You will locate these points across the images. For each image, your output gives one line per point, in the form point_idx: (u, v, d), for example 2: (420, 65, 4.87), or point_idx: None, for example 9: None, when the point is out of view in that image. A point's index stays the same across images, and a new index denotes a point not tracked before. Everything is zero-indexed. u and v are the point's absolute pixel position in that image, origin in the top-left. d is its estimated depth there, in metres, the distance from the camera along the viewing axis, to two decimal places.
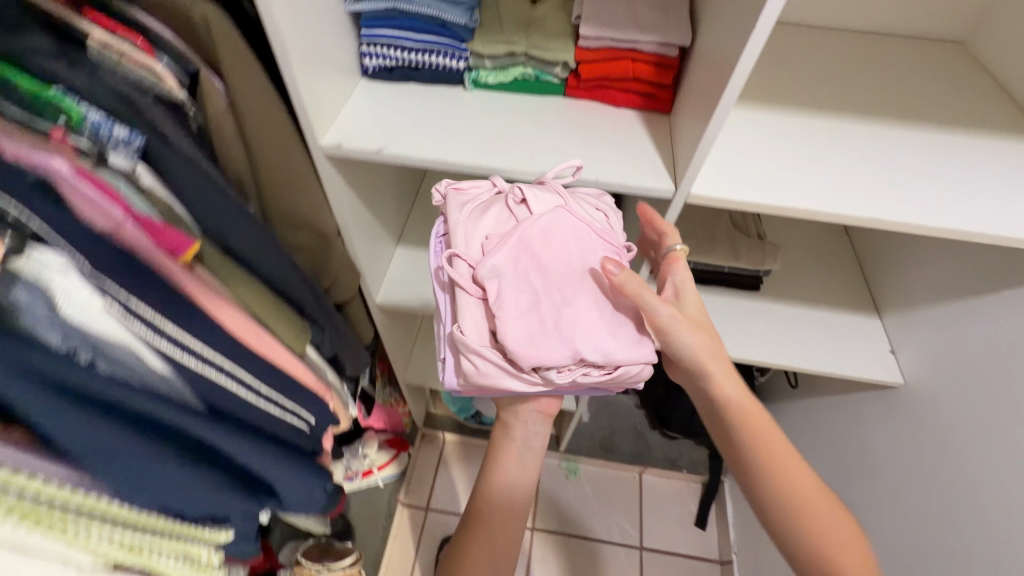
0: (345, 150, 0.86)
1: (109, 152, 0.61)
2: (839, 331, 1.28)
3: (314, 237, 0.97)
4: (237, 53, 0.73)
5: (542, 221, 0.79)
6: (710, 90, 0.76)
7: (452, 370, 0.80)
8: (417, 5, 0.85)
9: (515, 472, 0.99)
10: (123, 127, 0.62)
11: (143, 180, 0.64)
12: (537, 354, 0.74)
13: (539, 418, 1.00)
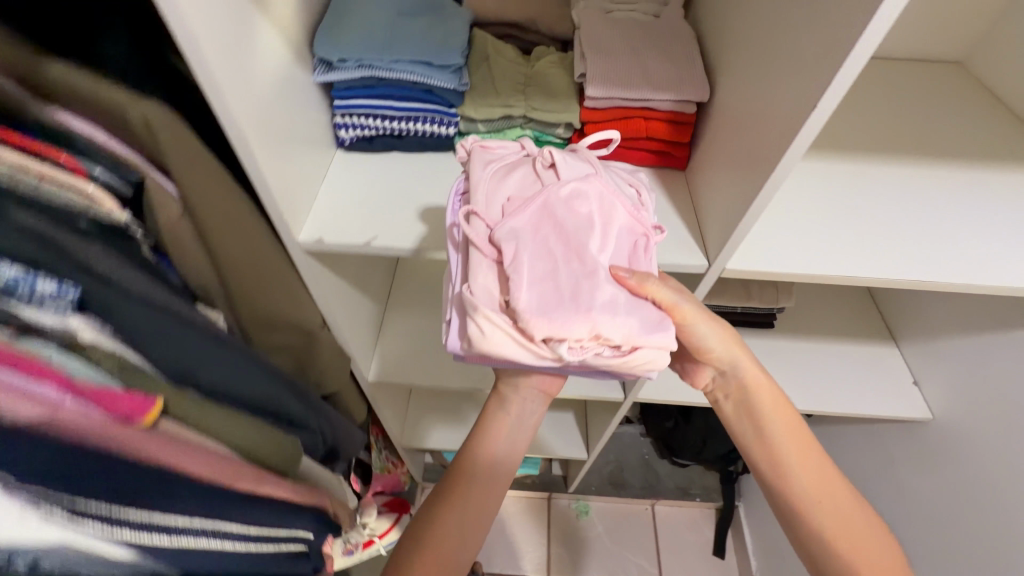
0: (328, 245, 0.75)
1: (34, 313, 0.47)
2: (858, 365, 1.23)
3: (297, 335, 0.84)
4: (188, 155, 0.61)
5: (571, 196, 0.69)
6: (741, 158, 0.68)
7: (454, 335, 0.67)
8: (397, 70, 0.73)
9: (504, 445, 0.85)
10: (54, 280, 0.47)
11: (83, 336, 0.50)
12: (553, 324, 0.61)
13: (536, 396, 0.88)
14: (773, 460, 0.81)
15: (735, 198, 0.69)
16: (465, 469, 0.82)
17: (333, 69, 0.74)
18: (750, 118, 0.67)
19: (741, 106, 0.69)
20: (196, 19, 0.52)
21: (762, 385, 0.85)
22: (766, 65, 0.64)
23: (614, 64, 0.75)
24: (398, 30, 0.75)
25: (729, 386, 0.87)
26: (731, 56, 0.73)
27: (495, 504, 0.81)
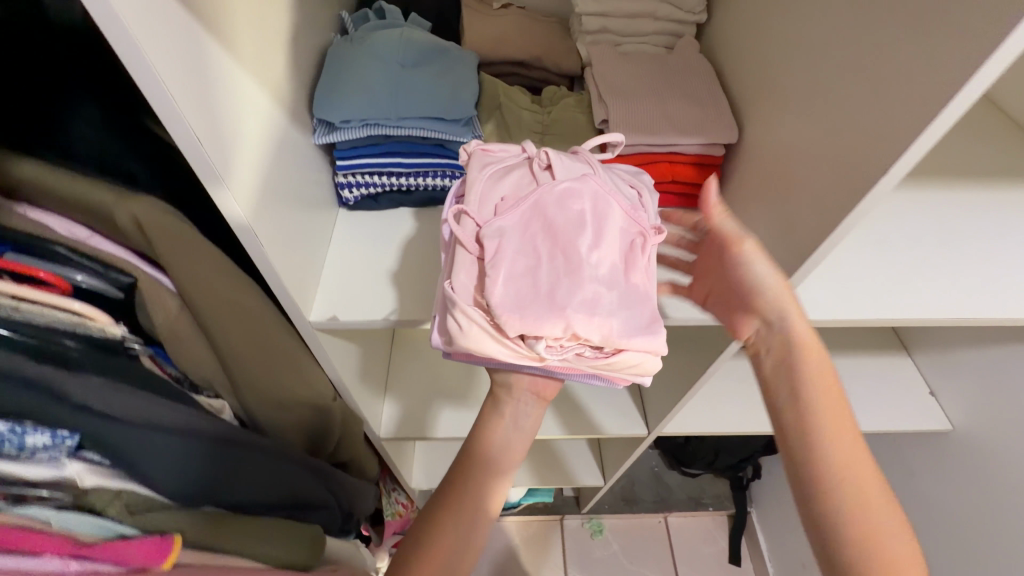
0: (343, 322, 0.67)
1: (26, 468, 0.42)
2: (872, 380, 1.23)
3: (312, 413, 0.76)
4: (174, 236, 0.53)
5: (566, 193, 0.62)
6: (792, 205, 0.63)
7: (437, 330, 0.62)
8: (406, 128, 0.69)
9: (497, 451, 0.80)
10: (48, 430, 0.43)
11: (84, 481, 0.46)
12: (527, 323, 0.56)
13: (530, 398, 0.83)
14: (802, 441, 0.59)
15: (789, 248, 0.64)
16: (462, 471, 0.77)
17: (336, 130, 0.69)
18: (800, 163, 0.62)
19: (785, 147, 0.65)
20: (198, 109, 0.45)
21: (813, 350, 0.62)
22: (814, 110, 0.60)
23: (635, 109, 0.72)
24: (405, 84, 0.69)
25: (772, 342, 0.64)
26: (767, 94, 0.69)
27: (483, 513, 0.74)
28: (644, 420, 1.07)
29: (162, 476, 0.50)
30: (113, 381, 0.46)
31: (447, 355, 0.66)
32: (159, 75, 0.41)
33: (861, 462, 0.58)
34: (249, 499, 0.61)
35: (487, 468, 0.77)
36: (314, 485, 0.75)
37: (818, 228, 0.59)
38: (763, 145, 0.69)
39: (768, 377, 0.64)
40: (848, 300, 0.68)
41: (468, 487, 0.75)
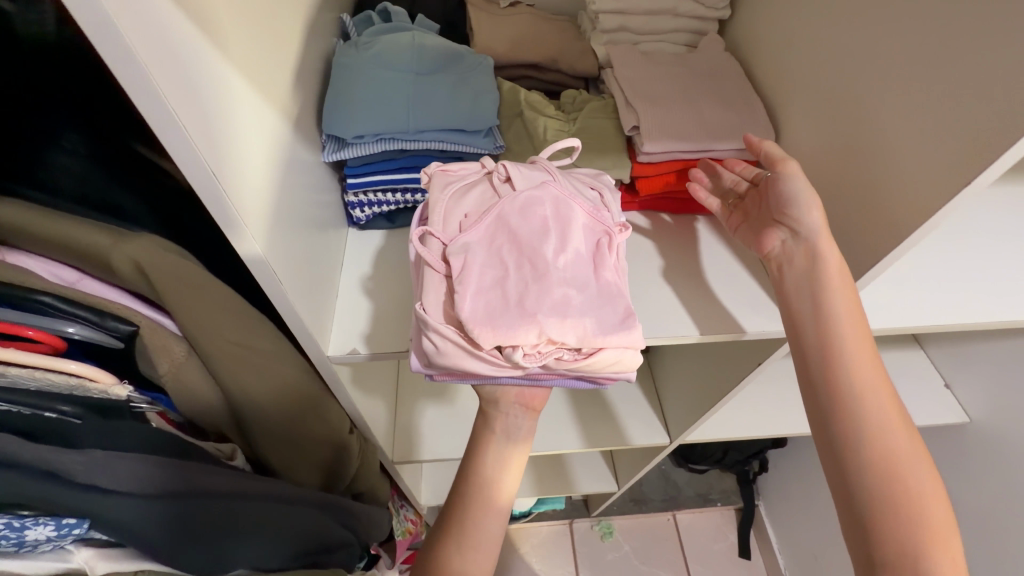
0: (365, 354, 0.62)
1: (42, 548, 0.40)
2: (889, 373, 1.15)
3: (331, 452, 0.68)
4: (165, 265, 0.47)
5: (528, 199, 0.58)
6: (850, 214, 0.61)
7: (413, 352, 0.57)
8: (424, 141, 0.64)
9: (492, 475, 0.66)
10: (50, 521, 0.40)
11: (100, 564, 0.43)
12: (500, 333, 0.52)
13: (521, 410, 0.68)
14: (827, 362, 0.57)
15: (852, 256, 0.62)
16: (456, 503, 0.65)
17: (347, 146, 0.63)
18: (862, 169, 0.60)
19: (839, 153, 0.62)
20: (211, 138, 0.40)
21: (839, 264, 0.59)
22: (873, 117, 0.58)
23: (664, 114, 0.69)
24: (420, 95, 0.65)
25: (797, 254, 0.60)
26: (812, 94, 0.66)
27: (486, 547, 0.62)
28: (665, 427, 1.01)
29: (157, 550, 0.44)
30: (126, 453, 0.43)
31: (430, 381, 0.60)
32: (169, 105, 0.36)
33: (879, 385, 0.56)
34: (253, 556, 0.51)
35: (484, 494, 0.64)
36: (335, 529, 0.66)
37: (882, 238, 0.58)
38: (812, 149, 0.67)
39: (789, 290, 0.61)
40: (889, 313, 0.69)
41: (466, 519, 0.63)
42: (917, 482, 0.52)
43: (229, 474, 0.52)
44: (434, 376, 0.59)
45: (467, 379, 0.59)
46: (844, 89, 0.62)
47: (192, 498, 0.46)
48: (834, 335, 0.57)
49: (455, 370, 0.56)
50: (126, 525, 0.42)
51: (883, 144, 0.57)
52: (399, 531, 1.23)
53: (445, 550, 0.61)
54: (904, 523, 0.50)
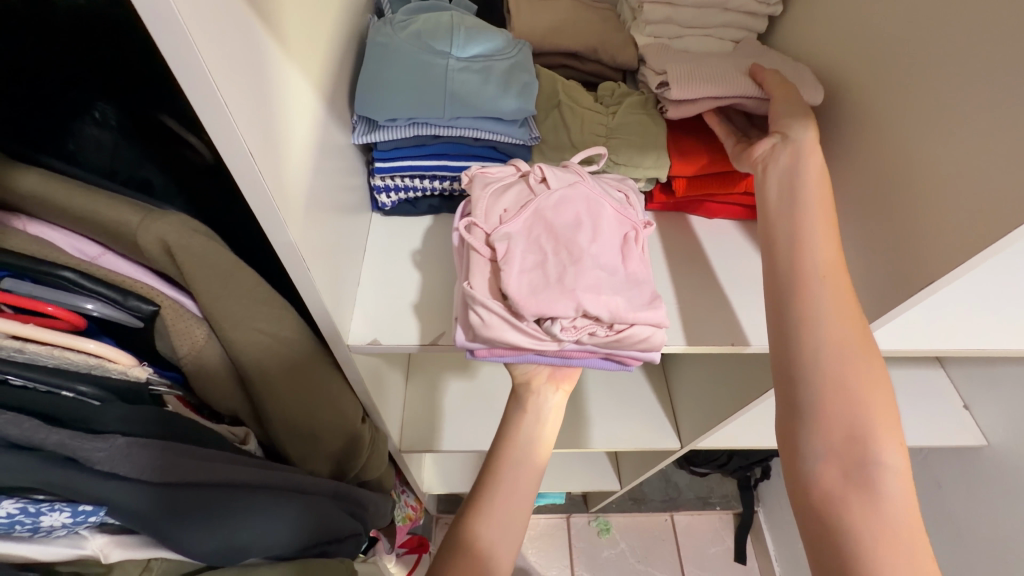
0: (386, 345, 0.60)
1: (58, 534, 0.40)
2: (906, 389, 1.09)
3: (342, 445, 0.66)
4: (191, 241, 0.46)
5: (565, 196, 0.57)
6: (896, 224, 0.58)
7: (459, 326, 0.55)
8: (458, 128, 0.62)
9: (518, 465, 0.65)
10: (67, 507, 0.39)
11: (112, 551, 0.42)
12: (542, 305, 0.51)
13: (551, 387, 0.70)
14: (801, 324, 0.53)
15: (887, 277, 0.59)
16: (484, 484, 0.64)
17: (378, 129, 0.61)
18: (911, 183, 0.56)
19: (887, 164, 0.59)
20: (249, 114, 0.38)
21: (823, 210, 0.56)
22: (925, 133, 0.55)
23: (698, 67, 0.66)
24: (456, 79, 0.62)
25: (784, 154, 0.58)
26: (861, 101, 0.63)
27: (513, 529, 0.61)
28: (677, 433, 0.99)
29: (158, 531, 0.42)
30: (145, 440, 0.43)
31: (472, 359, 0.58)
32: (213, 79, 0.33)
33: (854, 347, 0.52)
34: (270, 542, 0.49)
35: (513, 474, 0.64)
36: (344, 519, 0.63)
37: (930, 260, 0.54)
38: (857, 157, 0.63)
39: (772, 206, 0.58)
40: (943, 329, 0.68)
41: (493, 500, 0.62)
42: (880, 452, 0.50)
43: (242, 465, 0.51)
44: (476, 353, 0.57)
45: (507, 354, 0.57)
46: (899, 98, 0.58)
47: (185, 490, 0.44)
48: (806, 292, 0.54)
49: (499, 345, 0.54)
50: (138, 505, 0.41)
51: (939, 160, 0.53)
52: (400, 518, 1.20)
53: (473, 532, 0.59)
54: (866, 489, 0.49)
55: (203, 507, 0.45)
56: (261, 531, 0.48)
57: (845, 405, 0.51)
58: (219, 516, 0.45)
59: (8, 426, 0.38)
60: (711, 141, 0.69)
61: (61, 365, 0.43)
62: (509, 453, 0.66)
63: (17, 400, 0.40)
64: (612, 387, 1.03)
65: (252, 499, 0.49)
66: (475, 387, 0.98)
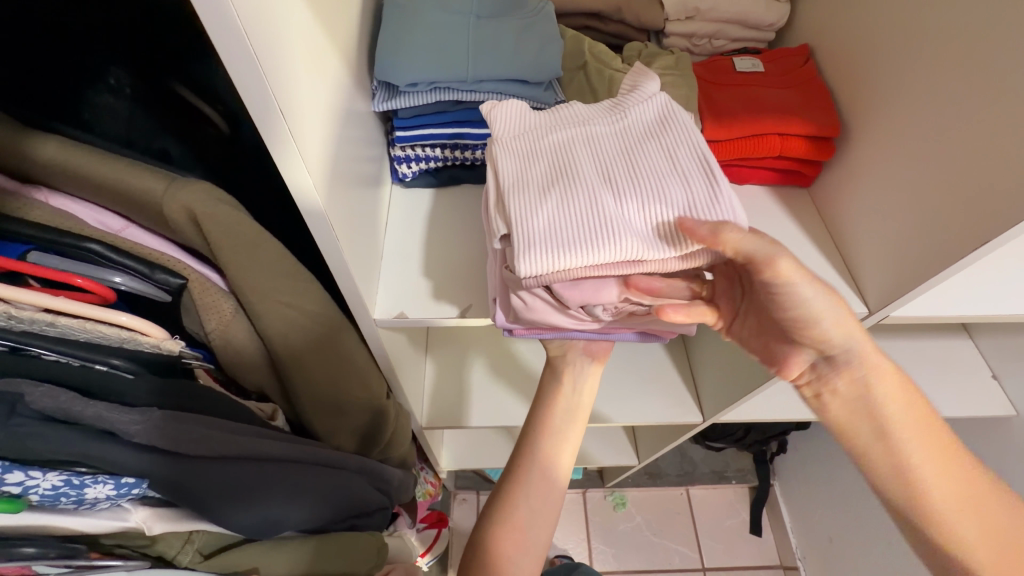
0: (412, 318, 0.59)
1: (103, 505, 0.40)
2: (933, 358, 1.05)
3: (368, 419, 0.66)
4: (213, 212, 0.44)
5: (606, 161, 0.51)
6: (946, 183, 0.54)
7: (499, 309, 0.55)
8: (481, 93, 0.59)
9: (546, 445, 0.65)
10: (110, 480, 0.39)
11: (153, 523, 0.42)
12: (587, 294, 0.49)
13: (587, 359, 0.69)
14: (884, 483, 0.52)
15: (911, 250, 0.58)
16: (523, 457, 0.64)
17: (399, 94, 0.59)
18: (959, 144, 0.53)
19: (922, 135, 0.57)
20: (279, 72, 0.36)
21: (897, 384, 0.52)
22: (965, 95, 0.52)
23: (554, 208, 0.45)
24: (479, 41, 0.59)
25: (841, 380, 0.52)
26: (908, 52, 0.59)
27: (551, 499, 0.62)
28: (699, 406, 0.98)
29: (205, 503, 0.43)
30: (178, 415, 0.42)
31: (509, 336, 0.59)
32: (243, 32, 0.32)
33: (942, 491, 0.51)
34: (306, 520, 0.51)
35: (553, 445, 0.65)
36: (372, 494, 0.63)
37: (958, 226, 0.53)
38: (902, 113, 0.60)
39: (848, 424, 0.53)
40: (993, 296, 0.65)
41: (532, 474, 0.63)
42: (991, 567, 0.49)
43: (279, 440, 0.51)
44: (513, 331, 0.58)
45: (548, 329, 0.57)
46: (937, 61, 0.55)
47: (217, 465, 0.44)
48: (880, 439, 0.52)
49: (539, 325, 0.55)
50: (178, 478, 0.42)
51: (993, 122, 0.50)
52: (422, 493, 1.23)
53: (514, 504, 0.61)
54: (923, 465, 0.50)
55: (226, 493, 0.44)
56: (297, 517, 0.50)
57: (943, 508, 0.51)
58: (262, 495, 0.47)
59: (44, 399, 0.37)
60: (747, 99, 0.67)
61: (93, 340, 0.42)
62: (539, 430, 0.65)
63: (49, 374, 0.39)
64: (631, 361, 1.02)
65: (287, 492, 0.49)
66: (495, 362, 0.97)
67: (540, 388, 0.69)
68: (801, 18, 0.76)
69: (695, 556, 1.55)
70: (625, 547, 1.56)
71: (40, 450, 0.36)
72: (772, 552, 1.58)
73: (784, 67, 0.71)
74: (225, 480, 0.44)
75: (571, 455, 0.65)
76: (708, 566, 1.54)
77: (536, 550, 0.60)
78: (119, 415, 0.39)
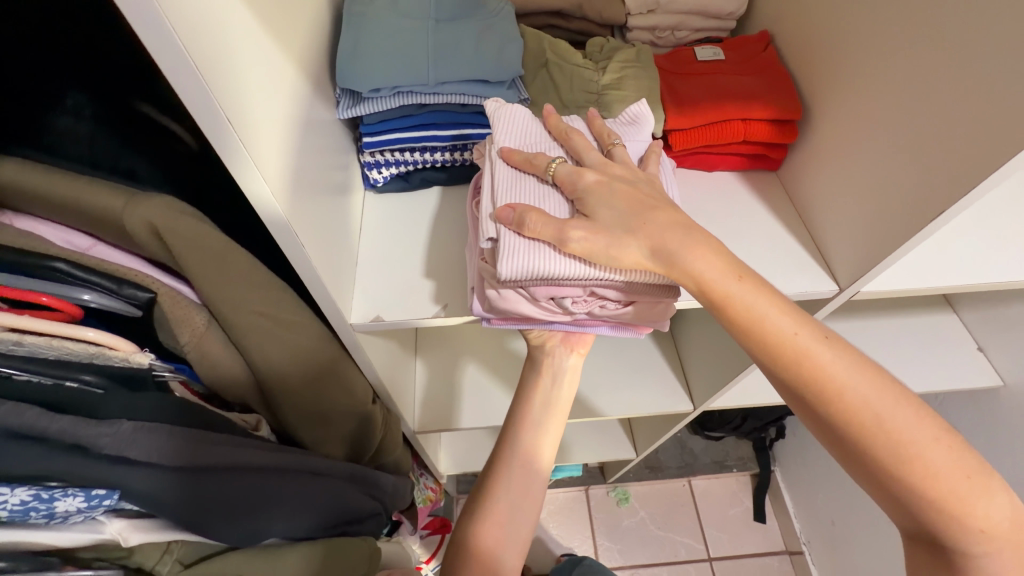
0: (388, 321, 0.59)
1: (75, 520, 0.41)
2: (920, 335, 1.05)
3: (356, 424, 0.66)
4: (183, 227, 0.45)
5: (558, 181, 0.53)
6: (907, 160, 0.55)
7: (477, 297, 0.56)
8: (444, 94, 0.60)
9: (527, 441, 0.65)
10: (80, 492, 0.39)
11: (129, 534, 0.43)
12: (556, 290, 0.52)
13: (567, 350, 0.69)
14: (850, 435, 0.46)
15: (874, 235, 0.60)
16: (504, 451, 0.64)
17: (363, 101, 0.60)
18: (919, 120, 0.54)
19: (885, 115, 0.58)
20: (226, 85, 0.36)
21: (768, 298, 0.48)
22: (922, 73, 0.53)
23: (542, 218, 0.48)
24: (439, 45, 0.60)
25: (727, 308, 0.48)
26: (863, 36, 0.60)
27: (532, 491, 0.63)
28: (689, 395, 0.98)
29: (182, 513, 0.43)
30: (151, 425, 0.43)
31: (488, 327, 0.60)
32: (183, 45, 0.32)
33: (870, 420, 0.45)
34: (288, 527, 0.52)
35: (532, 439, 0.65)
36: (364, 499, 0.64)
37: (921, 212, 0.54)
38: (863, 93, 0.60)
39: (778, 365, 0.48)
40: (966, 264, 0.65)
41: (512, 467, 0.63)
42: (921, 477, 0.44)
43: (257, 446, 0.51)
44: (490, 321, 0.59)
45: (517, 320, 0.58)
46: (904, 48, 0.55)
47: (210, 474, 0.45)
48: (848, 412, 0.45)
49: (512, 314, 0.56)
50: (152, 490, 0.42)
51: (951, 97, 0.51)
52: (422, 499, 1.22)
53: (496, 497, 0.62)
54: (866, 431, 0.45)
55: (222, 501, 0.46)
56: (281, 524, 0.51)
57: (938, 479, 0.44)
58: (240, 501, 0.47)
59: (10, 416, 0.38)
60: (709, 87, 0.68)
61: (62, 357, 0.43)
62: (518, 424, 0.66)
63: (21, 393, 0.40)
64: (618, 354, 1.03)
65: (272, 497, 0.50)
66: (486, 364, 0.99)
67: (520, 382, 0.70)
68: (760, 8, 0.78)
69: (700, 546, 1.55)
70: (631, 541, 1.56)
71: (13, 464, 0.37)
72: (778, 538, 1.58)
73: (745, 55, 0.72)
74: (201, 486, 0.44)
75: (552, 445, 0.66)
76: (713, 556, 1.54)
77: (522, 536, 0.61)
78: (89, 429, 0.40)
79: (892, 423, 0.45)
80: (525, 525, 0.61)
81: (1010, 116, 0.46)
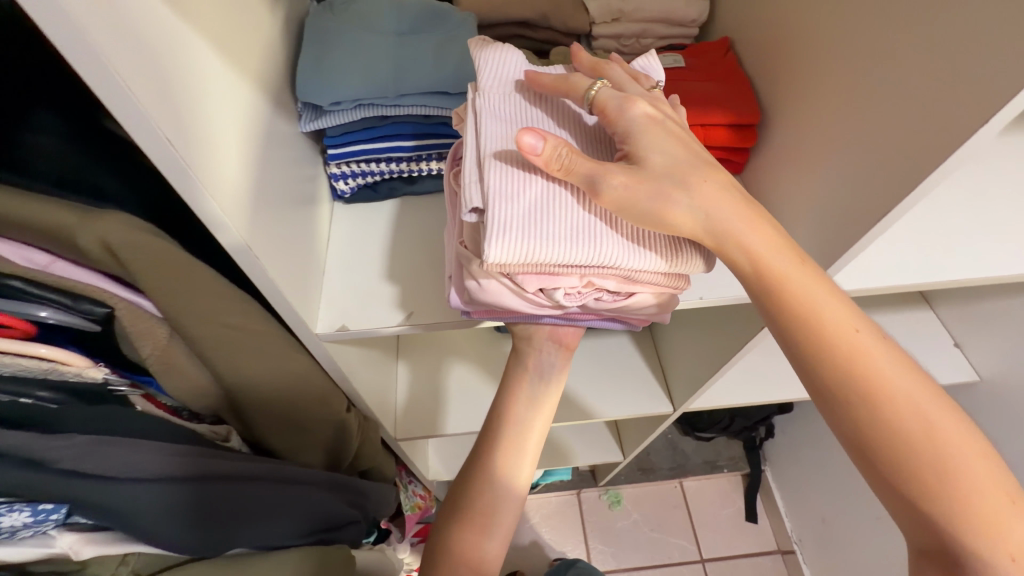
0: (354, 330, 0.60)
1: (26, 534, 0.42)
2: (898, 333, 1.06)
3: (329, 432, 0.66)
4: (138, 241, 0.46)
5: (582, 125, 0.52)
6: (862, 165, 0.56)
7: (454, 288, 0.57)
8: (406, 107, 0.61)
9: (511, 436, 0.65)
10: (26, 507, 0.41)
11: (82, 548, 0.43)
12: (543, 278, 0.51)
13: (554, 347, 0.69)
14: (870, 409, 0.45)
15: (834, 236, 0.60)
16: (488, 446, 0.65)
17: (324, 114, 0.61)
18: (874, 125, 0.55)
19: (841, 120, 0.58)
20: (170, 107, 0.37)
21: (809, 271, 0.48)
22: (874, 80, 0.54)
23: (535, 201, 0.47)
24: (400, 58, 0.61)
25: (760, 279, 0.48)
26: (819, 43, 0.61)
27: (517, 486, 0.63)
28: (669, 396, 0.99)
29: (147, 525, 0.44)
30: (106, 437, 0.44)
31: (466, 319, 0.61)
32: (119, 72, 0.32)
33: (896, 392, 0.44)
34: (263, 536, 0.52)
35: (517, 434, 0.65)
36: (343, 506, 0.64)
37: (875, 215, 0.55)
38: (821, 98, 0.61)
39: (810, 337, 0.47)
40: (931, 261, 0.66)
41: (495, 462, 0.63)
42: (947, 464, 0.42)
43: (231, 459, 0.52)
44: (471, 313, 0.60)
45: (499, 310, 0.58)
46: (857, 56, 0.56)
47: (174, 485, 0.45)
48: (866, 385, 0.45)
49: (493, 307, 0.56)
50: (109, 502, 0.42)
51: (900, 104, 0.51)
52: (411, 507, 1.19)
53: (472, 497, 0.62)
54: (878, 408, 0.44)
55: (190, 511, 0.46)
56: (255, 533, 0.51)
57: (972, 489, 0.42)
58: (210, 513, 0.47)
59: None
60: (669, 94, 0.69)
61: (15, 372, 0.42)
62: (503, 419, 0.66)
63: None
64: (599, 357, 1.03)
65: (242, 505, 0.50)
66: (467, 370, 0.99)
67: (507, 373, 0.69)
68: (724, 14, 0.79)
69: (693, 547, 1.56)
70: (623, 545, 1.56)
71: None
72: (769, 537, 1.59)
73: (705, 63, 0.74)
74: (163, 499, 0.45)
75: (540, 438, 0.66)
76: (706, 557, 1.54)
77: (495, 538, 0.61)
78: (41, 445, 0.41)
79: (912, 403, 0.44)
80: (506, 522, 0.62)
81: (954, 123, 0.47)
